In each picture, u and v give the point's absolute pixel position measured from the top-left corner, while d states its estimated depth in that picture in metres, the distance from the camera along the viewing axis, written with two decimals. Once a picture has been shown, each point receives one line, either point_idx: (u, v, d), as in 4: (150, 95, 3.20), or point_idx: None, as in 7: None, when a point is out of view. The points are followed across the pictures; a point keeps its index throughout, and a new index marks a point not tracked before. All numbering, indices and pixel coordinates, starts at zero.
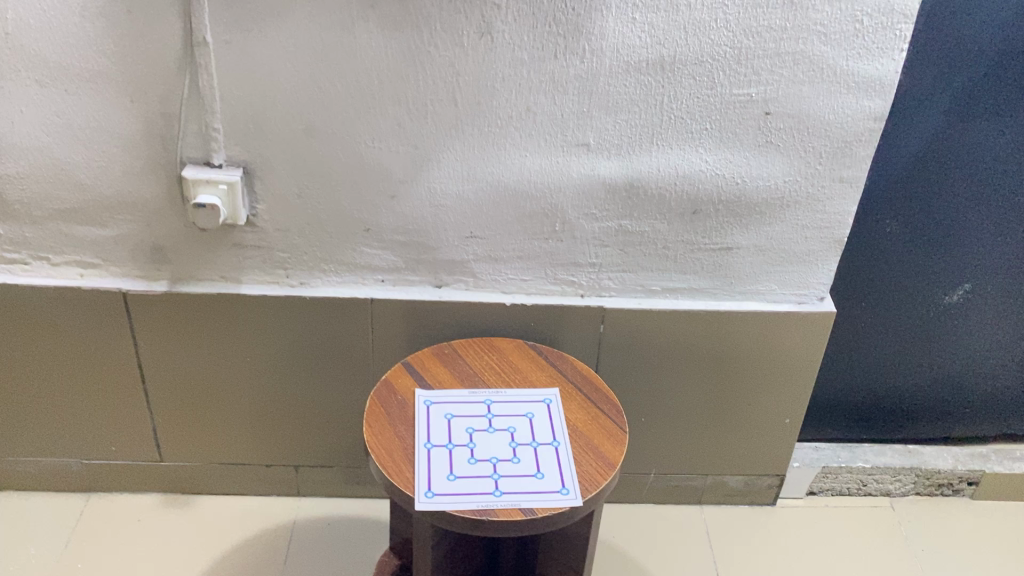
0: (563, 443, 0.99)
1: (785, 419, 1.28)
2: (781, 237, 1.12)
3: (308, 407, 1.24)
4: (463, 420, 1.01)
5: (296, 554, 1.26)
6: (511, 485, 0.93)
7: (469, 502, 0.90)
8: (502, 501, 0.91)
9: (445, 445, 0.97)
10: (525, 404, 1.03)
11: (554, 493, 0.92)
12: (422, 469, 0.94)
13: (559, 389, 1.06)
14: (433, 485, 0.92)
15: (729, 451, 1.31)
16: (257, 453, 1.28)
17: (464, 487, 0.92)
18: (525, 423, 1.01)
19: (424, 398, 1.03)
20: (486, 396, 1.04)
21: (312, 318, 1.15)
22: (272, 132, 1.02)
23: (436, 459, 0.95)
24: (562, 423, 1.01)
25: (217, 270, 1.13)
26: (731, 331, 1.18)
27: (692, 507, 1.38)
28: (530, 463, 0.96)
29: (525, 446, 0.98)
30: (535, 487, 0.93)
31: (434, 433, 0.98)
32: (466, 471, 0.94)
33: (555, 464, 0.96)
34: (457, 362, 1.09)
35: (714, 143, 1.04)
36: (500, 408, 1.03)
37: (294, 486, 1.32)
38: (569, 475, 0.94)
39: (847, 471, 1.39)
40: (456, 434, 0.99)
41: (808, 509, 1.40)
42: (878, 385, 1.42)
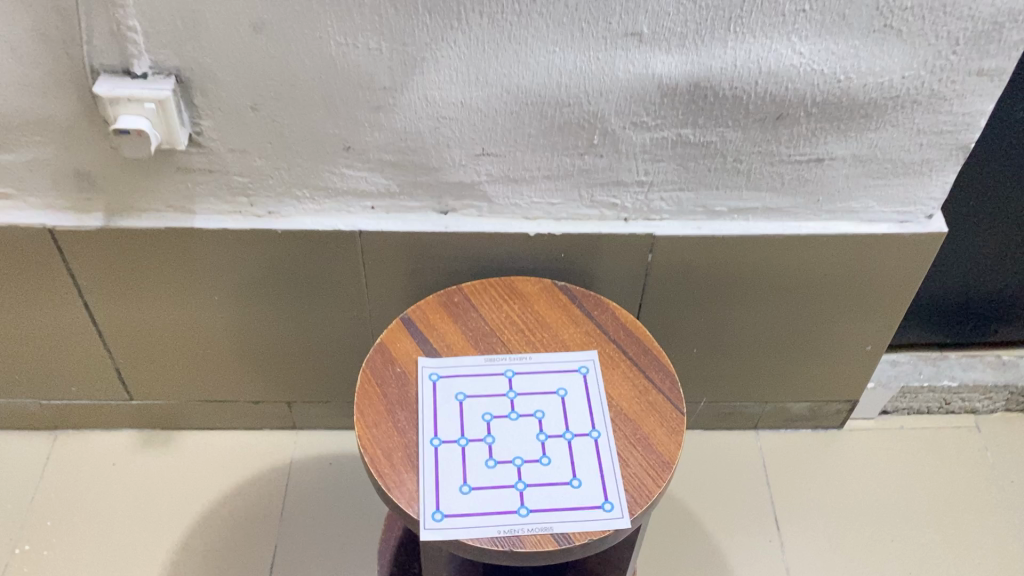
0: (606, 433, 0.79)
1: (865, 346, 1.07)
2: (888, 144, 0.85)
3: (296, 342, 1.04)
4: (479, 403, 0.80)
5: (295, 501, 1.11)
6: (540, 498, 0.74)
7: (488, 527, 0.72)
8: (530, 523, 0.73)
9: (456, 441, 0.78)
10: (555, 377, 0.82)
11: (595, 510, 0.74)
12: (429, 479, 0.75)
13: (599, 353, 0.84)
14: (442, 502, 0.74)
15: (795, 379, 1.11)
16: (242, 391, 1.11)
17: (481, 505, 0.74)
18: (556, 404, 0.80)
19: (429, 370, 0.82)
20: (506, 365, 0.83)
21: (289, 253, 0.93)
22: (207, 31, 0.74)
23: (447, 462, 0.76)
24: (603, 403, 0.81)
25: (163, 199, 0.89)
26: (812, 256, 0.95)
27: (746, 432, 1.21)
28: (563, 465, 0.77)
29: (556, 438, 0.78)
30: (569, 500, 0.74)
31: (443, 424, 0.79)
32: (484, 479, 0.76)
33: (595, 466, 0.76)
34: (470, 316, 0.86)
35: (813, 31, 0.76)
36: (524, 384, 0.82)
37: (289, 420, 1.15)
38: (612, 482, 0.75)
39: (930, 390, 1.19)
40: (471, 425, 0.79)
41: (879, 431, 1.21)
42: (982, 291, 1.18)
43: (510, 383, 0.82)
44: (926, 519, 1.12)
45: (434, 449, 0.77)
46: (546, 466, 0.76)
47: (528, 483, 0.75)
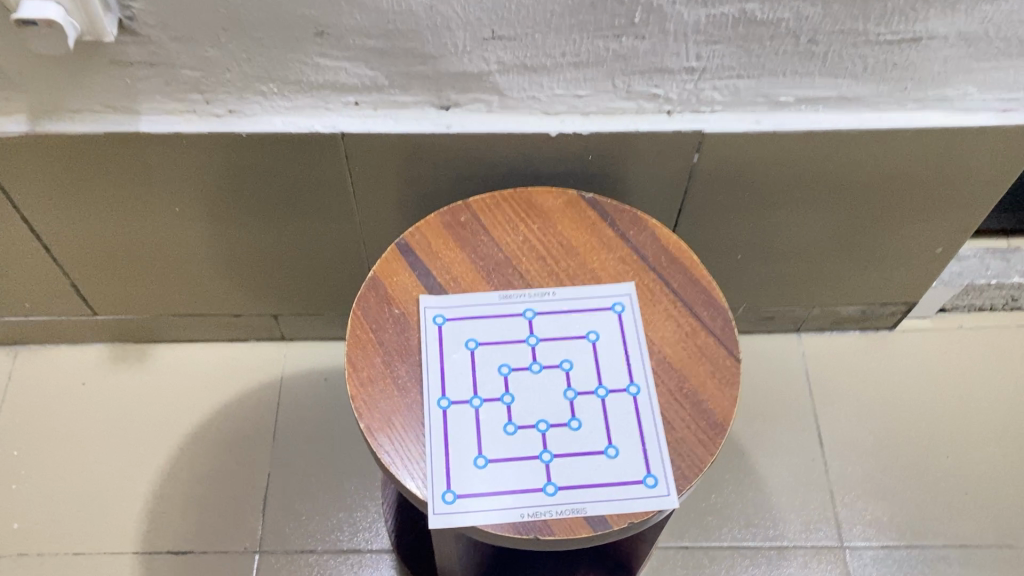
0: (646, 388, 0.66)
1: (935, 249, 0.93)
2: (1007, 19, 0.67)
3: (277, 254, 0.90)
4: (495, 353, 0.67)
5: (287, 422, 1.00)
6: (571, 471, 0.62)
7: (509, 511, 0.60)
8: (560, 504, 0.61)
9: (468, 402, 0.65)
10: (584, 318, 0.69)
11: (635, 485, 0.62)
12: (436, 450, 0.63)
13: (636, 285, 0.70)
14: (454, 480, 0.62)
15: (848, 280, 0.98)
16: (220, 304, 0.99)
17: (501, 481, 0.62)
18: (586, 353, 0.67)
19: (433, 312, 0.68)
20: (525, 304, 0.69)
21: (259, 161, 0.77)
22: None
23: (458, 428, 0.64)
24: (643, 349, 0.67)
25: (98, 98, 0.72)
26: (889, 154, 0.79)
27: (788, 335, 1.09)
28: (597, 429, 0.64)
29: (587, 395, 0.65)
30: (605, 474, 0.62)
31: (452, 381, 0.66)
32: (502, 448, 0.63)
33: (634, 430, 0.64)
34: (480, 241, 0.72)
35: None
36: (547, 328, 0.68)
37: (276, 332, 1.04)
38: (655, 449, 0.63)
39: (997, 288, 1.05)
40: (486, 380, 0.66)
41: (936, 333, 1.09)
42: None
43: (531, 328, 0.68)
44: (984, 432, 1.02)
45: (442, 412, 0.64)
46: (576, 431, 0.64)
47: (555, 453, 0.63)
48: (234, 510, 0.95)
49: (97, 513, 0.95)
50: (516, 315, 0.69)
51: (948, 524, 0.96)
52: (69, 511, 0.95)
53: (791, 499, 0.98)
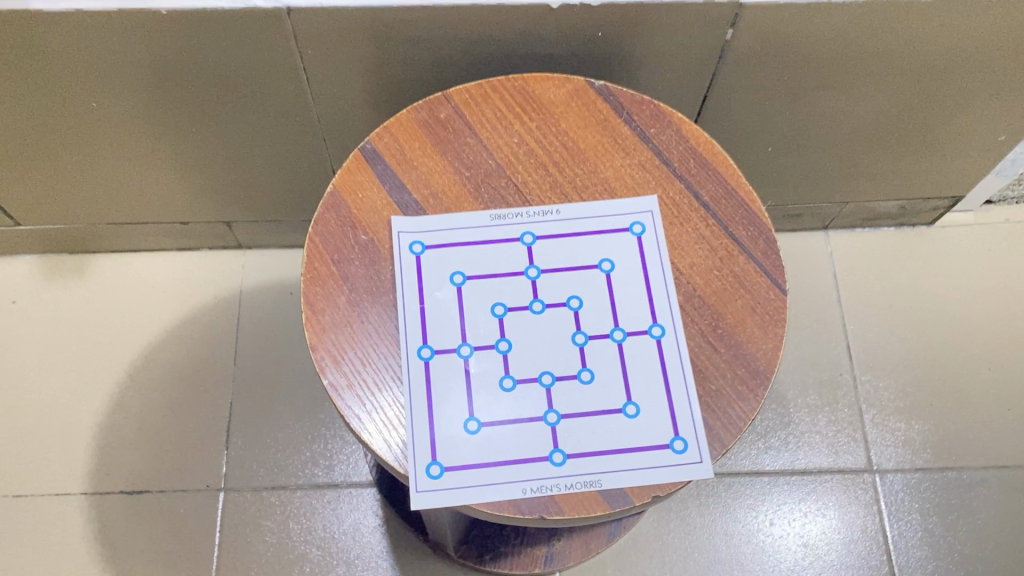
0: (672, 328, 0.53)
1: (997, 137, 0.79)
2: None
3: (224, 152, 0.77)
4: (487, 287, 0.54)
5: (250, 343, 0.89)
6: (582, 435, 0.50)
7: (508, 486, 0.49)
8: (569, 476, 0.49)
9: (454, 351, 0.52)
10: (594, 243, 0.56)
11: (660, 451, 0.50)
12: (416, 411, 0.50)
13: (657, 199, 0.57)
14: (439, 449, 0.50)
15: (889, 173, 0.85)
16: (164, 209, 0.85)
17: (497, 449, 0.50)
18: (599, 286, 0.55)
19: (409, 238, 0.55)
20: (522, 226, 0.56)
21: (190, 44, 0.62)
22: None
23: (442, 383, 0.51)
24: (667, 279, 0.54)
25: None
26: (964, 27, 0.64)
27: (814, 233, 0.96)
28: (614, 380, 0.52)
29: (601, 339, 0.53)
30: (624, 436, 0.50)
31: (434, 323, 0.53)
32: (497, 407, 0.51)
33: (658, 381, 0.52)
34: (465, 146, 0.58)
35: None
36: (550, 256, 0.55)
37: (231, 239, 0.91)
38: (684, 404, 0.51)
39: None
40: (476, 322, 0.53)
41: (979, 228, 0.97)
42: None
43: (530, 257, 0.55)
44: None
45: (423, 363, 0.52)
46: (587, 384, 0.51)
47: (563, 413, 0.51)
48: (194, 444, 0.85)
49: (39, 449, 0.84)
50: (512, 240, 0.56)
51: (988, 443, 0.87)
52: (7, 449, 0.84)
53: (815, 418, 0.88)
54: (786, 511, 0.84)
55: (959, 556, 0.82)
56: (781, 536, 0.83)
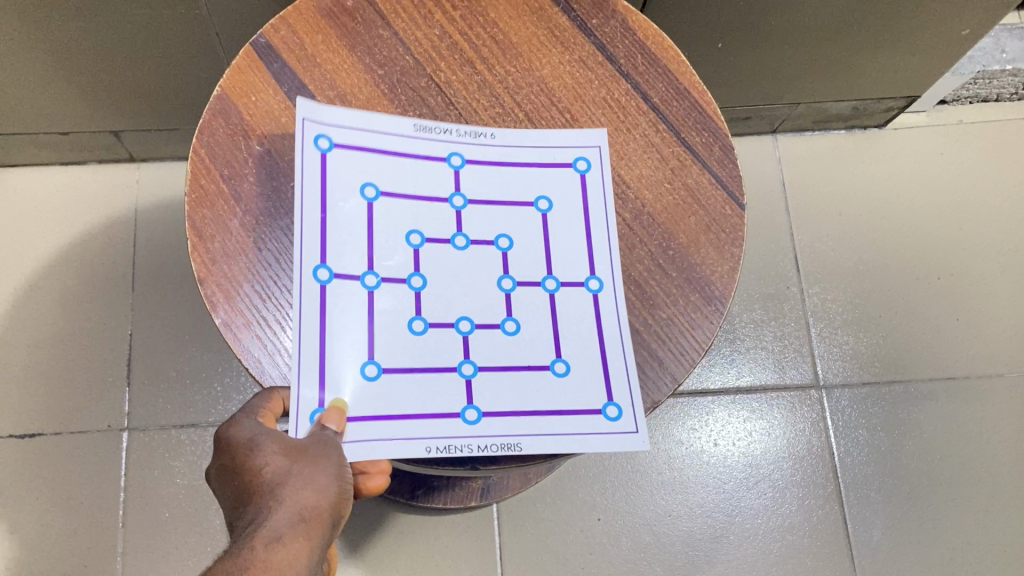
0: (610, 283, 0.44)
1: (962, 31, 0.73)
2: None
3: (100, 48, 0.66)
4: (402, 209, 0.43)
5: (150, 266, 0.80)
6: (506, 394, 0.40)
7: (404, 442, 0.38)
8: (481, 437, 0.39)
9: (358, 279, 0.41)
10: (536, 173, 0.45)
11: (590, 416, 0.40)
12: (303, 357, 0.39)
13: (603, 103, 0.48)
14: (329, 397, 0.38)
15: (848, 70, 0.79)
16: (38, 118, 0.74)
17: (397, 402, 0.39)
18: (534, 228, 0.44)
19: (313, 129, 0.43)
20: (448, 145, 0.45)
21: None
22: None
23: (338, 314, 0.40)
24: (611, 233, 0.45)
25: None
26: None
27: (762, 137, 0.90)
28: (545, 336, 0.42)
29: (530, 288, 0.42)
30: (552, 403, 0.40)
31: (335, 236, 0.41)
32: (401, 352, 0.40)
33: (592, 339, 0.42)
34: (377, 41, 0.48)
35: None
36: (479, 182, 0.44)
37: (123, 150, 0.80)
38: (621, 372, 0.41)
39: (1010, 75, 0.88)
40: (377, 241, 0.42)
41: (931, 130, 0.92)
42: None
43: (456, 181, 0.44)
44: (979, 248, 0.88)
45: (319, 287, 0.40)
46: (512, 337, 0.41)
47: (482, 365, 0.40)
48: (90, 379, 0.76)
49: None
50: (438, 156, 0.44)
51: (937, 356, 0.84)
52: None
53: (761, 333, 0.84)
54: (730, 431, 0.80)
55: (904, 472, 0.80)
56: (724, 456, 0.80)
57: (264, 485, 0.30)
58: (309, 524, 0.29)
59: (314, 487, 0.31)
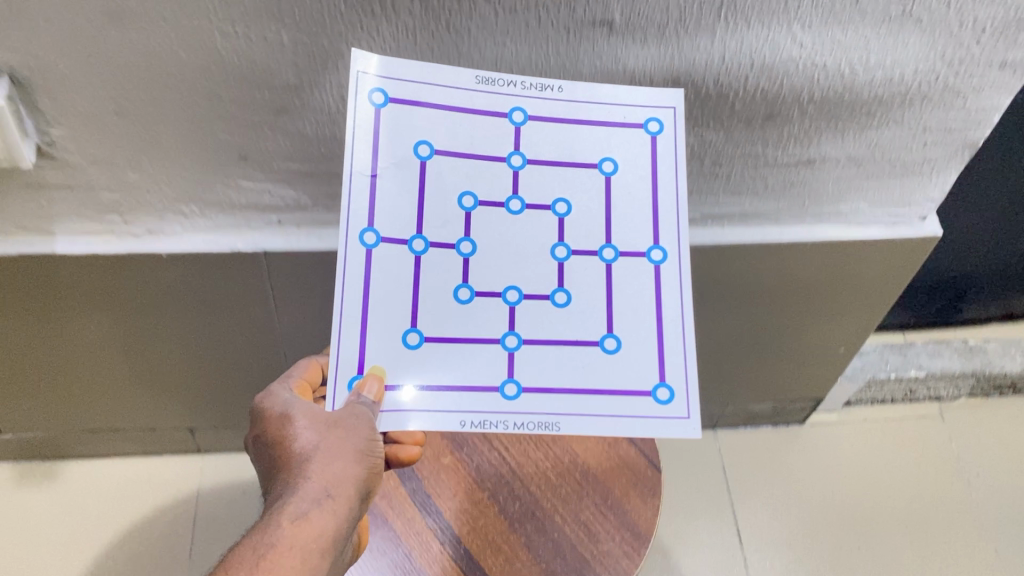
0: (676, 252, 0.53)
1: (839, 348, 0.97)
2: (890, 143, 0.73)
3: (195, 367, 0.89)
4: (455, 172, 0.52)
5: (205, 539, 0.97)
6: (538, 366, 0.51)
7: (446, 415, 0.50)
8: (521, 414, 0.50)
9: (406, 243, 0.51)
10: (601, 137, 0.54)
11: (642, 398, 0.51)
12: (349, 323, 0.50)
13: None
14: (368, 364, 0.50)
15: (761, 378, 1.02)
16: (135, 419, 0.96)
17: (444, 373, 0.50)
18: (597, 192, 0.54)
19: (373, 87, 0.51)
20: (512, 99, 0.53)
21: (179, 278, 0.77)
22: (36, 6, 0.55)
23: (390, 271, 0.51)
24: (677, 203, 0.54)
25: (12, 220, 0.70)
26: (789, 261, 0.84)
27: (704, 431, 1.12)
28: (594, 308, 0.52)
29: (585, 256, 0.53)
30: (595, 381, 0.51)
31: (391, 209, 0.51)
32: (439, 322, 0.51)
33: (651, 318, 0.53)
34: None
35: (820, 20, 0.62)
36: (538, 146, 0.53)
37: (193, 443, 1.01)
38: (677, 363, 0.52)
39: (896, 381, 1.11)
40: (435, 203, 0.52)
41: (842, 425, 1.13)
42: (983, 272, 1.10)
43: (515, 142, 0.53)
44: (892, 520, 1.05)
45: (364, 252, 0.50)
46: (561, 308, 0.52)
47: (524, 338, 0.52)
48: None
49: None
50: (503, 114, 0.53)
51: None
52: None
53: None
54: None
55: None
56: None
57: (303, 460, 0.50)
58: (331, 491, 0.49)
59: (336, 464, 0.50)
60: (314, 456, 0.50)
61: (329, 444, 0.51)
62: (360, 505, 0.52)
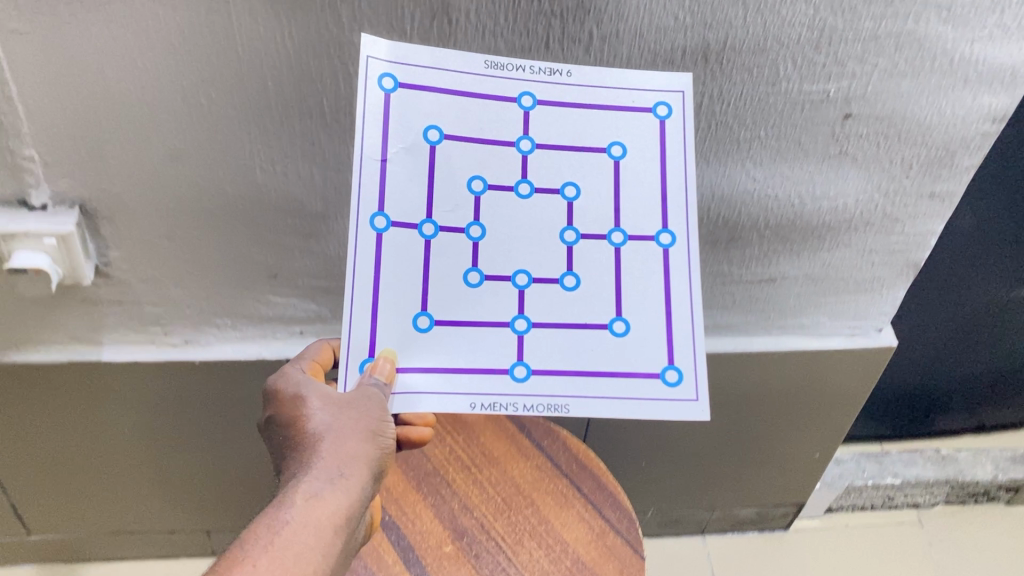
0: (680, 237, 0.58)
1: (814, 453, 1.04)
2: (841, 263, 0.84)
3: (216, 470, 0.96)
4: (466, 152, 0.57)
5: None
6: (547, 349, 0.57)
7: (463, 399, 0.56)
8: (531, 395, 0.56)
9: (417, 227, 0.56)
10: (609, 121, 0.59)
11: (651, 379, 0.57)
12: (361, 310, 0.55)
13: (575, 519, 0.77)
14: (380, 347, 0.56)
15: (744, 484, 1.08)
16: (157, 521, 1.02)
17: (460, 358, 0.56)
18: (604, 171, 0.59)
19: (383, 72, 0.55)
20: (521, 86, 0.58)
21: (209, 384, 0.85)
22: (111, 148, 0.66)
23: (404, 249, 0.55)
24: (684, 181, 0.59)
25: (65, 332, 0.79)
26: (761, 370, 0.92)
27: (693, 537, 1.17)
28: (601, 288, 0.58)
29: (593, 240, 0.58)
30: (602, 362, 0.57)
31: (404, 192, 0.56)
32: (450, 306, 0.56)
33: (657, 288, 0.58)
34: (437, 486, 0.79)
35: (768, 156, 0.73)
36: (547, 130, 0.58)
37: (208, 545, 1.07)
38: (682, 342, 0.58)
39: (874, 489, 1.17)
40: (446, 184, 0.56)
41: (825, 531, 1.19)
42: (949, 385, 1.18)
43: (526, 126, 0.58)
44: None
45: (377, 233, 0.55)
46: (568, 290, 0.58)
47: (532, 321, 0.57)
48: None
49: None
50: (513, 99, 0.57)
51: None
52: None
53: None
54: None
55: None
56: None
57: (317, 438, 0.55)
58: (345, 469, 0.53)
59: (349, 441, 0.54)
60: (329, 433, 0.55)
61: (343, 424, 0.55)
62: (372, 485, 0.56)
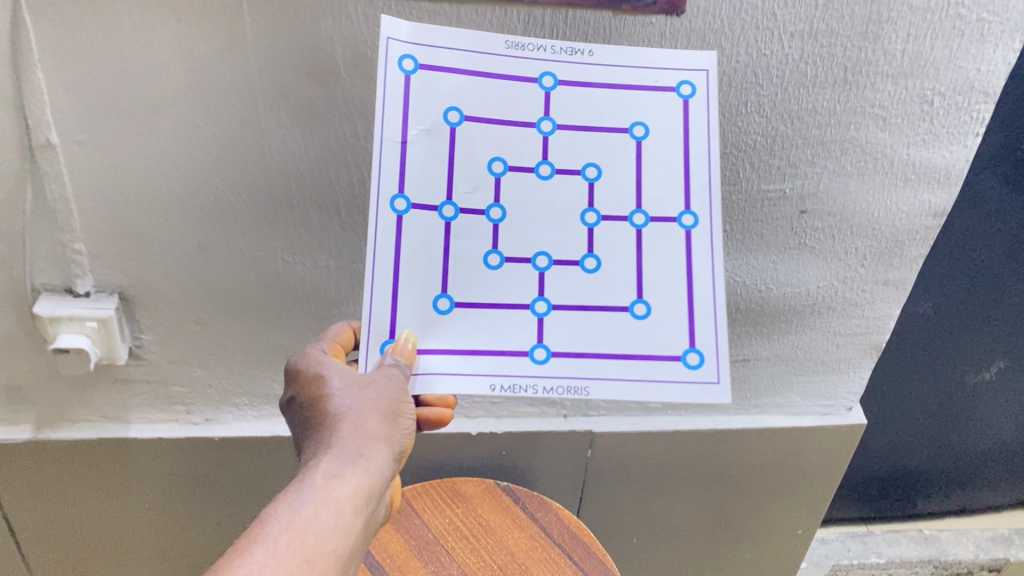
0: (703, 219, 0.60)
1: (797, 529, 1.09)
2: (809, 345, 0.91)
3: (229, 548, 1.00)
4: (489, 135, 0.59)
5: None
6: (567, 331, 0.59)
7: (483, 381, 0.58)
8: (550, 377, 0.59)
9: (438, 208, 0.58)
10: (631, 102, 0.61)
11: (673, 362, 0.59)
12: (381, 295, 0.57)
13: None
14: (401, 329, 0.58)
15: (733, 561, 1.13)
16: None
17: (480, 340, 0.59)
18: (626, 150, 0.60)
19: (403, 54, 0.58)
20: (543, 66, 0.60)
21: (226, 461, 0.91)
22: (150, 240, 0.74)
23: (424, 230, 0.58)
24: (710, 166, 0.60)
25: (97, 409, 0.86)
26: (741, 448, 0.98)
27: None
28: (621, 269, 0.60)
29: (615, 221, 0.60)
30: (623, 346, 0.59)
31: (426, 174, 0.58)
32: (469, 287, 0.59)
33: (681, 268, 0.60)
34: (437, 553, 0.85)
35: (734, 248, 0.82)
36: (567, 112, 0.60)
37: None
38: (707, 330, 0.60)
39: (859, 568, 1.22)
40: (468, 167, 0.59)
41: None
42: (927, 469, 1.23)
43: (546, 107, 0.60)
44: None
45: (397, 217, 0.57)
46: (587, 272, 0.60)
47: (552, 303, 0.59)
48: None
49: None
50: (535, 79, 0.60)
51: None
52: None
53: None
54: None
55: None
56: None
57: (339, 414, 0.53)
58: (367, 444, 0.52)
59: (372, 418, 0.54)
60: (351, 408, 0.54)
61: (366, 401, 0.54)
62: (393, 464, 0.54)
